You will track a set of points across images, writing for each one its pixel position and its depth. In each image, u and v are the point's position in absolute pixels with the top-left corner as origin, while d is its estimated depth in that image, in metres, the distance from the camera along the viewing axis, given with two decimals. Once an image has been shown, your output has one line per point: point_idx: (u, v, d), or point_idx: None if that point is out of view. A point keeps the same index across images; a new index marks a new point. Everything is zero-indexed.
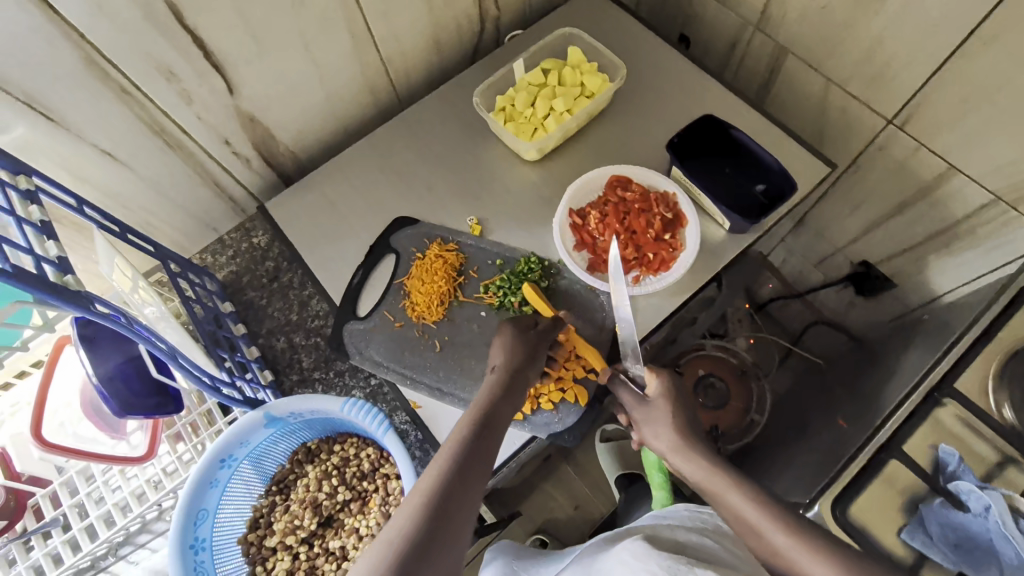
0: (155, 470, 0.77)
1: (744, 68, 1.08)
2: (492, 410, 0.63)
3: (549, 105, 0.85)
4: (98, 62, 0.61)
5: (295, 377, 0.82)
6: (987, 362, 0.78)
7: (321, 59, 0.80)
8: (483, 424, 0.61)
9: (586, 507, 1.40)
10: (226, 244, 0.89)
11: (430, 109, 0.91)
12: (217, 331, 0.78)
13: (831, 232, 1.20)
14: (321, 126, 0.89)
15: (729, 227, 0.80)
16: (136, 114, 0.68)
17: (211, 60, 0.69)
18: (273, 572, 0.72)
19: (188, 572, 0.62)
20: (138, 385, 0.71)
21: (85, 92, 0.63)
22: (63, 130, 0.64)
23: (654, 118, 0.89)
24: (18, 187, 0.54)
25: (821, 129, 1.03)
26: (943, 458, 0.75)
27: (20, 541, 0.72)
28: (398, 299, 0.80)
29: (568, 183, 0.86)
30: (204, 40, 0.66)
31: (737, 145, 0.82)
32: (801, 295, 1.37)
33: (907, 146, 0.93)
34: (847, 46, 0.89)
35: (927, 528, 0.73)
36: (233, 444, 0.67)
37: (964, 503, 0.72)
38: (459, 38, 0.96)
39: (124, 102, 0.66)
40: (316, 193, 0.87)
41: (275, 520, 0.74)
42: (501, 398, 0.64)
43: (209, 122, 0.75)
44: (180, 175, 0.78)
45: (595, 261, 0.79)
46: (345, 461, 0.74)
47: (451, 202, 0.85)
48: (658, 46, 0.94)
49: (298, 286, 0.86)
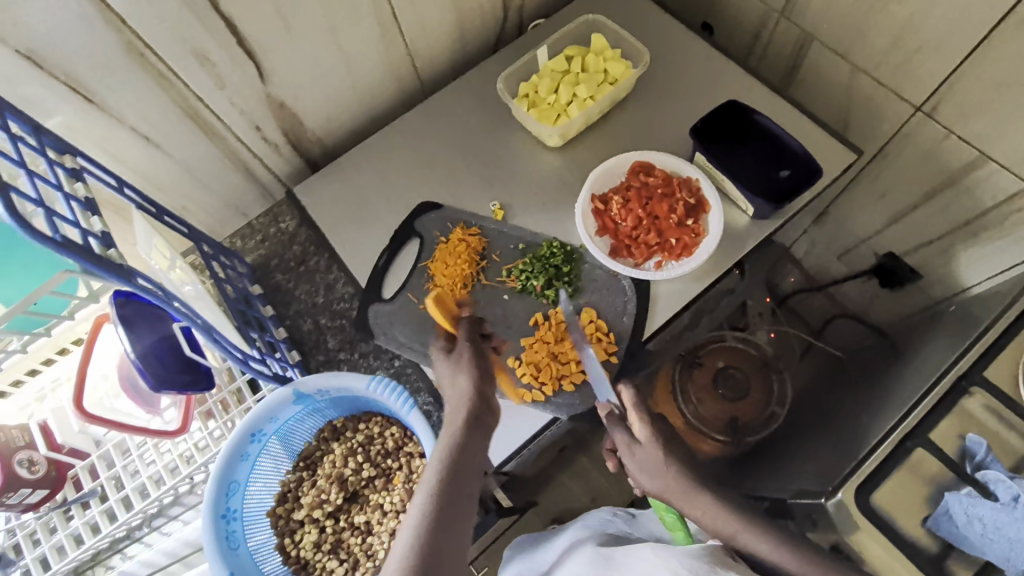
0: (187, 445, 0.80)
1: (768, 56, 1.07)
2: (461, 446, 0.62)
3: (572, 92, 0.85)
4: (138, 48, 0.63)
5: (321, 358, 0.84)
6: (1017, 352, 0.77)
7: (348, 47, 0.81)
8: (453, 462, 0.60)
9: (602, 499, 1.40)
10: (255, 229, 0.90)
11: (454, 97, 0.92)
12: (247, 311, 0.80)
13: (856, 223, 1.19)
14: (347, 114, 0.91)
15: (753, 213, 0.80)
16: (173, 99, 0.70)
17: (244, 47, 0.71)
18: (301, 544, 0.74)
19: (220, 540, 0.65)
20: (171, 362, 0.72)
21: (127, 77, 0.65)
22: (104, 114, 0.66)
23: (677, 105, 0.89)
24: (64, 165, 0.56)
25: (847, 117, 1.02)
26: (971, 447, 0.74)
27: (60, 510, 0.76)
28: (422, 282, 0.81)
29: (590, 169, 0.86)
30: (238, 27, 0.68)
31: (761, 130, 0.82)
32: (823, 288, 1.35)
33: (936, 134, 0.91)
34: (875, 32, 0.88)
35: (953, 516, 0.70)
36: (263, 419, 0.69)
37: (992, 492, 0.70)
38: (483, 27, 0.97)
39: (162, 87, 0.68)
40: (342, 179, 0.89)
41: (303, 494, 0.76)
42: (468, 432, 0.63)
43: (241, 108, 0.77)
44: (213, 160, 0.80)
45: (617, 246, 0.80)
46: (370, 439, 0.76)
47: (474, 188, 0.86)
48: (682, 32, 0.93)
49: (324, 269, 0.87)
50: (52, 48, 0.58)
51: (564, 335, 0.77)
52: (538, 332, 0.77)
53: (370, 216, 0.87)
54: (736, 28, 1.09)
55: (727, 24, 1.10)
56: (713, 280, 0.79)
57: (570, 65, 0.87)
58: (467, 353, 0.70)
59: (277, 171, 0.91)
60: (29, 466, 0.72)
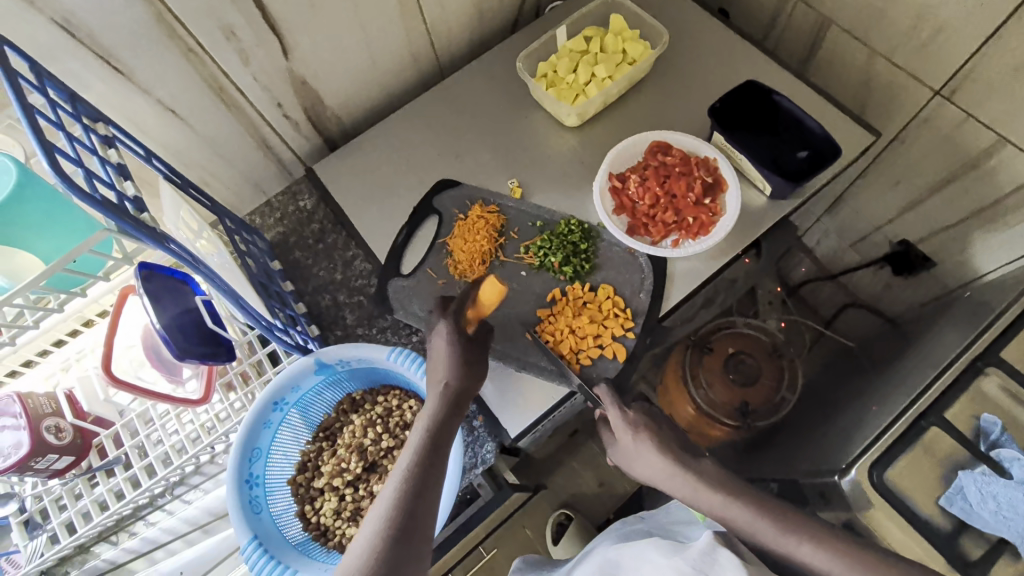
0: (208, 416, 0.81)
1: (785, 40, 1.07)
2: (440, 425, 0.63)
3: (590, 72, 0.85)
4: (169, 21, 0.64)
5: (339, 333, 0.85)
6: None
7: (370, 26, 0.82)
8: (431, 440, 0.61)
9: (612, 483, 1.37)
10: (274, 207, 0.92)
11: (472, 77, 0.93)
12: (269, 285, 0.82)
13: (870, 210, 1.19)
14: (366, 93, 0.92)
15: (770, 193, 0.80)
16: (199, 73, 0.71)
17: (269, 23, 0.72)
18: (321, 512, 0.75)
19: (245, 503, 0.67)
20: (194, 334, 0.71)
21: (157, 50, 0.66)
22: (133, 86, 0.67)
23: (695, 86, 0.89)
24: (98, 132, 0.57)
25: (864, 101, 1.02)
26: (985, 426, 0.75)
27: (86, 477, 0.78)
28: (441, 258, 0.82)
29: (607, 149, 0.87)
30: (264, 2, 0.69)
31: (780, 110, 0.81)
32: (835, 277, 1.36)
33: (955, 118, 0.91)
34: (895, 15, 0.87)
35: (966, 495, 0.72)
36: (284, 388, 0.71)
37: (1006, 471, 0.72)
38: (502, 9, 0.97)
39: (190, 61, 0.69)
40: (361, 157, 0.90)
41: (323, 463, 0.77)
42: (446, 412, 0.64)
43: (264, 84, 0.78)
44: (235, 135, 0.81)
45: (634, 224, 0.81)
46: (388, 411, 0.77)
47: (492, 166, 0.87)
48: (700, 14, 0.94)
49: (342, 247, 0.88)
50: (84, 17, 0.59)
51: (582, 310, 0.77)
52: (556, 307, 0.78)
53: (389, 194, 0.88)
54: (754, 12, 1.09)
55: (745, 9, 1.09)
56: (729, 260, 0.80)
57: (588, 46, 0.88)
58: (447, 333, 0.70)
59: (297, 149, 0.92)
60: (57, 433, 0.73)
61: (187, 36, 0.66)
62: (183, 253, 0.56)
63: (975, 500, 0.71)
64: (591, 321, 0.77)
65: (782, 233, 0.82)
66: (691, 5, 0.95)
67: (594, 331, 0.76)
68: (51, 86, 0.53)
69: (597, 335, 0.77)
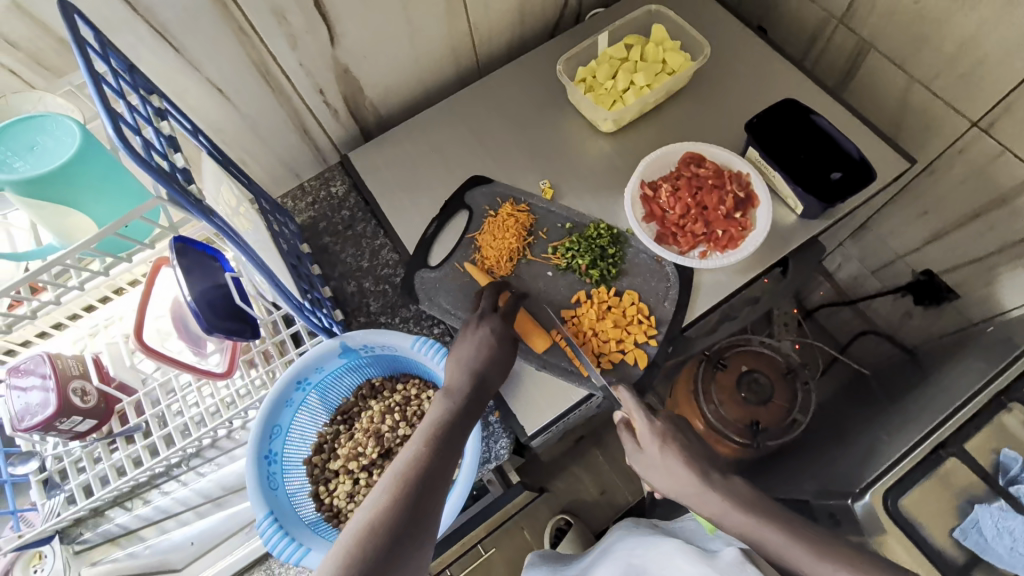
0: (228, 391, 0.82)
1: (823, 63, 1.07)
2: (453, 423, 0.65)
3: (629, 79, 0.86)
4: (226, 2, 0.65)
5: (362, 319, 0.86)
6: None
7: (415, 20, 0.83)
8: (443, 436, 0.64)
9: (613, 494, 1.36)
10: (307, 191, 0.93)
11: (510, 79, 0.94)
12: (300, 267, 0.83)
13: (894, 238, 1.18)
14: (405, 86, 0.93)
15: (802, 212, 0.80)
16: (249, 54, 0.73)
17: (320, 10, 0.73)
18: (335, 495, 0.76)
19: (262, 479, 0.68)
20: (225, 309, 0.72)
21: (212, 29, 0.67)
22: (185, 62, 0.69)
23: (731, 101, 0.90)
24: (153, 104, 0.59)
25: (899, 128, 1.02)
26: (1006, 462, 0.82)
27: (105, 441, 0.79)
28: (469, 252, 0.83)
29: (640, 158, 0.88)
30: None
31: (815, 130, 0.82)
32: (854, 303, 1.34)
33: (990, 151, 0.90)
34: (937, 44, 0.87)
35: (982, 529, 0.78)
36: (308, 368, 0.72)
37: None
38: (544, 13, 0.98)
39: (242, 42, 0.70)
40: (396, 148, 0.91)
41: (339, 446, 0.79)
42: (461, 412, 0.67)
43: (309, 70, 0.79)
44: (276, 117, 0.83)
45: (663, 233, 0.81)
46: (407, 400, 0.78)
47: (525, 166, 0.88)
48: (741, 31, 0.94)
49: (371, 235, 0.90)
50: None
51: (606, 314, 0.78)
52: (580, 309, 0.78)
53: (421, 187, 0.89)
54: (794, 32, 1.09)
55: (786, 28, 1.10)
56: (755, 276, 0.80)
57: (628, 54, 0.88)
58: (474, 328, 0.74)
59: (333, 136, 0.93)
60: (82, 396, 0.74)
61: (240, 16, 0.68)
62: (226, 227, 0.57)
63: (988, 532, 0.78)
64: (614, 326, 0.77)
65: (809, 253, 0.82)
66: (732, 20, 0.95)
67: (618, 334, 0.77)
68: (113, 56, 0.55)
69: (620, 339, 0.77)
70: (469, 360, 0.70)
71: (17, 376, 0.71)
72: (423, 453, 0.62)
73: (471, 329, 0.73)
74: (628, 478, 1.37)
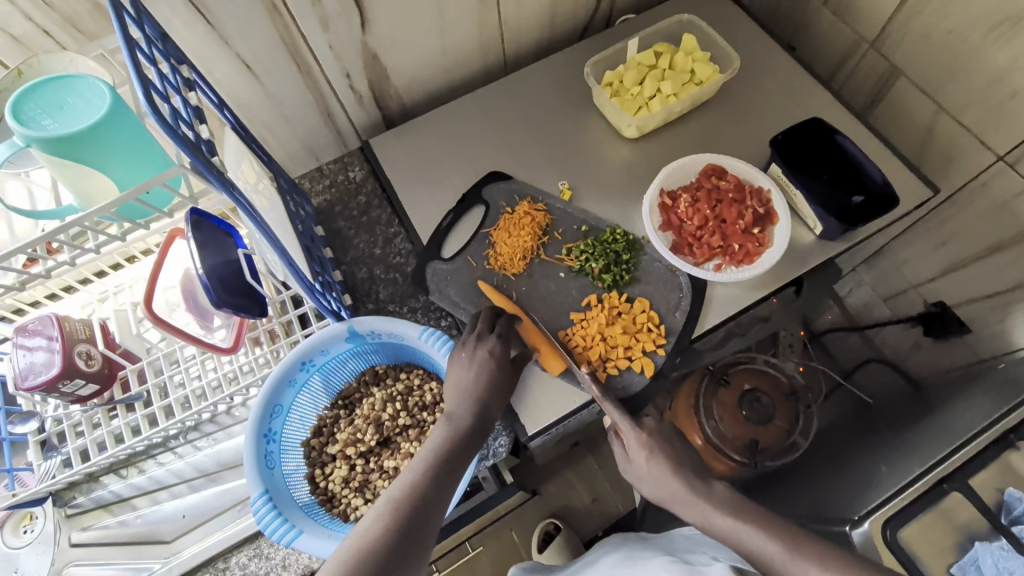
0: (232, 367, 0.82)
1: (851, 85, 1.06)
2: (454, 450, 0.67)
3: (656, 87, 0.86)
4: None
5: (370, 306, 0.86)
6: None
7: (447, 11, 0.83)
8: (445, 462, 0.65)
9: (604, 502, 1.35)
10: (324, 174, 0.94)
11: (537, 78, 0.93)
12: (313, 249, 0.82)
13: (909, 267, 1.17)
14: (431, 77, 0.93)
15: (820, 232, 0.79)
16: (279, 33, 0.72)
17: None
18: (331, 478, 0.76)
19: (260, 457, 0.68)
20: (235, 284, 0.71)
21: (245, 4, 0.67)
22: (216, 35, 0.69)
23: (756, 116, 0.89)
24: (182, 74, 0.59)
25: (924, 157, 1.01)
26: (1011, 501, 0.81)
27: (106, 407, 0.78)
28: (482, 247, 0.83)
29: (661, 165, 0.87)
30: None
31: (839, 151, 0.81)
32: (862, 329, 1.32)
33: (1015, 186, 0.89)
34: (970, 74, 0.86)
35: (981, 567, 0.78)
36: (315, 351, 0.72)
37: None
38: (576, 15, 0.98)
39: (274, 19, 0.70)
40: (417, 138, 0.91)
41: (338, 431, 0.79)
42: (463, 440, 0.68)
43: (337, 53, 0.79)
44: (300, 98, 0.83)
45: (679, 243, 0.81)
46: (409, 390, 0.78)
47: (544, 165, 0.87)
48: (772, 47, 0.94)
49: (385, 223, 0.90)
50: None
51: (616, 320, 0.77)
52: (590, 313, 0.77)
53: (438, 179, 0.89)
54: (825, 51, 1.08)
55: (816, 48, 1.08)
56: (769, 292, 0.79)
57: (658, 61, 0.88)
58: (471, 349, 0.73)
59: (355, 121, 0.93)
60: (87, 359, 0.74)
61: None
62: (246, 202, 0.57)
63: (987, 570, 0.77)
64: (623, 332, 0.77)
65: (823, 275, 0.81)
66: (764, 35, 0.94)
67: (625, 341, 0.76)
68: (147, 23, 0.55)
69: (628, 346, 0.76)
70: (470, 387, 0.71)
71: (25, 336, 0.71)
72: (422, 479, 0.62)
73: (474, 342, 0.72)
74: (621, 487, 1.36)
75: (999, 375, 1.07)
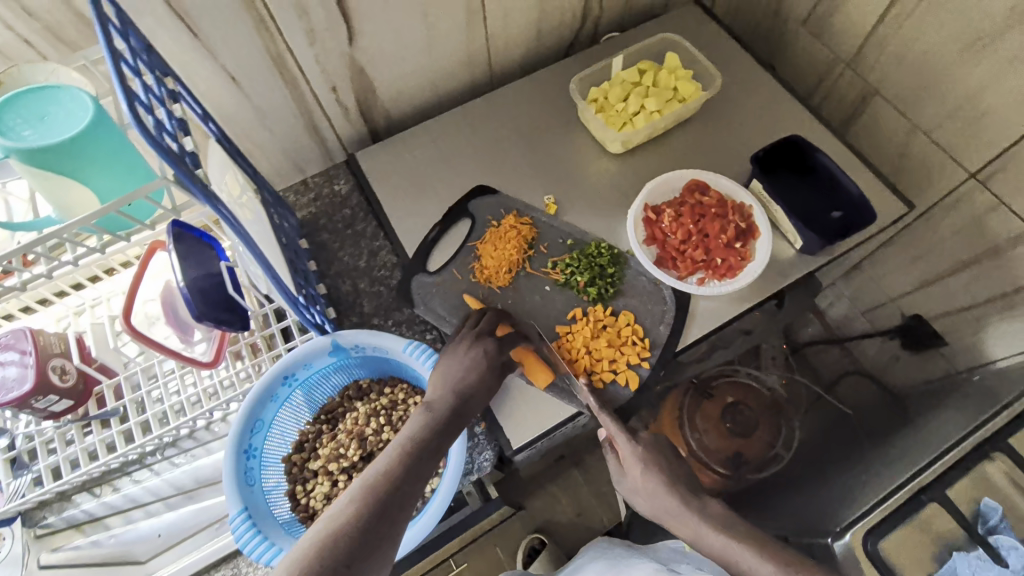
0: (212, 381, 0.80)
1: (829, 103, 1.09)
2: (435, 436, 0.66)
3: (640, 103, 0.87)
4: None
5: (354, 320, 0.85)
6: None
7: (435, 27, 0.84)
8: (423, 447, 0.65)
9: (589, 516, 1.34)
10: (309, 187, 0.93)
11: (523, 93, 0.95)
12: (298, 262, 0.81)
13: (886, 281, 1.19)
14: (418, 91, 0.94)
15: (801, 247, 0.81)
16: (266, 46, 0.73)
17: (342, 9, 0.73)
18: (312, 495, 0.75)
19: (238, 472, 0.67)
20: (216, 297, 0.70)
21: (232, 16, 0.67)
22: (202, 47, 0.69)
23: (739, 133, 0.91)
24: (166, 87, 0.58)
25: (899, 173, 1.03)
26: (985, 511, 0.84)
27: (79, 424, 0.76)
28: (468, 260, 0.83)
29: (645, 180, 0.89)
30: None
31: (817, 167, 0.83)
32: (841, 342, 1.28)
33: (986, 203, 0.92)
34: (941, 96, 0.89)
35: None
36: (297, 364, 0.71)
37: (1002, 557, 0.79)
38: (562, 33, 1.00)
39: (261, 32, 0.70)
40: (404, 151, 0.91)
41: (321, 446, 0.77)
42: (443, 425, 0.67)
43: (325, 67, 0.79)
44: (286, 110, 0.82)
45: (663, 257, 0.82)
46: (393, 405, 0.78)
47: (532, 180, 0.88)
48: (752, 67, 0.96)
49: (370, 236, 0.89)
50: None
51: (601, 333, 0.78)
52: (575, 327, 0.78)
53: (424, 192, 0.89)
54: (801, 73, 1.11)
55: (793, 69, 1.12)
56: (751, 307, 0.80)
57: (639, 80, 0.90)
58: (462, 343, 0.74)
59: (342, 134, 0.93)
60: (60, 374, 0.71)
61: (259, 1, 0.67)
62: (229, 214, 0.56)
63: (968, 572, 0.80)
64: (608, 345, 0.77)
65: (805, 288, 0.83)
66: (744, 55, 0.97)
67: (611, 355, 0.77)
68: (133, 34, 0.55)
69: (613, 360, 0.77)
70: (453, 380, 0.70)
71: None
72: (395, 465, 0.62)
73: (462, 348, 0.73)
74: (606, 501, 1.36)
75: (975, 387, 1.10)
